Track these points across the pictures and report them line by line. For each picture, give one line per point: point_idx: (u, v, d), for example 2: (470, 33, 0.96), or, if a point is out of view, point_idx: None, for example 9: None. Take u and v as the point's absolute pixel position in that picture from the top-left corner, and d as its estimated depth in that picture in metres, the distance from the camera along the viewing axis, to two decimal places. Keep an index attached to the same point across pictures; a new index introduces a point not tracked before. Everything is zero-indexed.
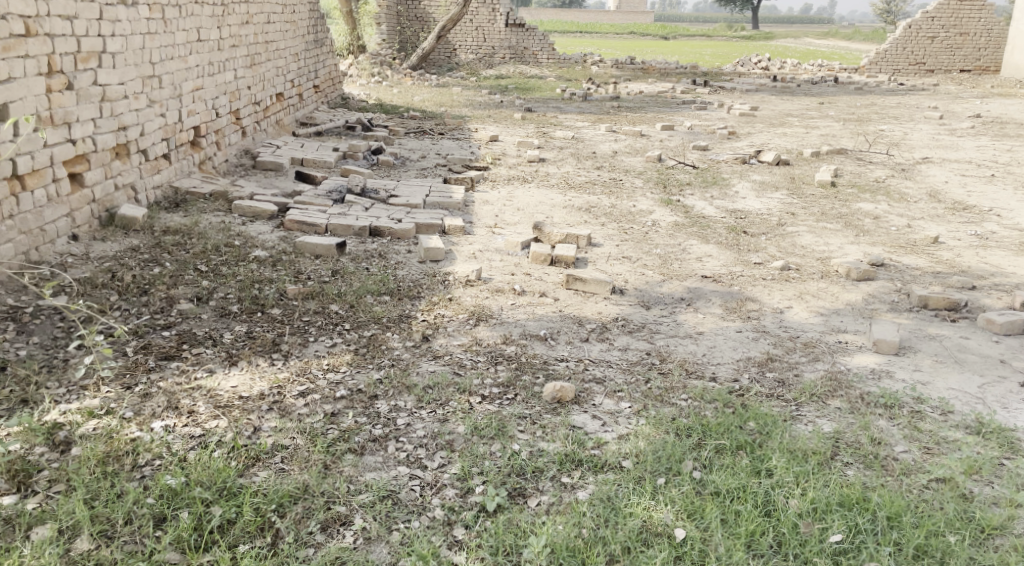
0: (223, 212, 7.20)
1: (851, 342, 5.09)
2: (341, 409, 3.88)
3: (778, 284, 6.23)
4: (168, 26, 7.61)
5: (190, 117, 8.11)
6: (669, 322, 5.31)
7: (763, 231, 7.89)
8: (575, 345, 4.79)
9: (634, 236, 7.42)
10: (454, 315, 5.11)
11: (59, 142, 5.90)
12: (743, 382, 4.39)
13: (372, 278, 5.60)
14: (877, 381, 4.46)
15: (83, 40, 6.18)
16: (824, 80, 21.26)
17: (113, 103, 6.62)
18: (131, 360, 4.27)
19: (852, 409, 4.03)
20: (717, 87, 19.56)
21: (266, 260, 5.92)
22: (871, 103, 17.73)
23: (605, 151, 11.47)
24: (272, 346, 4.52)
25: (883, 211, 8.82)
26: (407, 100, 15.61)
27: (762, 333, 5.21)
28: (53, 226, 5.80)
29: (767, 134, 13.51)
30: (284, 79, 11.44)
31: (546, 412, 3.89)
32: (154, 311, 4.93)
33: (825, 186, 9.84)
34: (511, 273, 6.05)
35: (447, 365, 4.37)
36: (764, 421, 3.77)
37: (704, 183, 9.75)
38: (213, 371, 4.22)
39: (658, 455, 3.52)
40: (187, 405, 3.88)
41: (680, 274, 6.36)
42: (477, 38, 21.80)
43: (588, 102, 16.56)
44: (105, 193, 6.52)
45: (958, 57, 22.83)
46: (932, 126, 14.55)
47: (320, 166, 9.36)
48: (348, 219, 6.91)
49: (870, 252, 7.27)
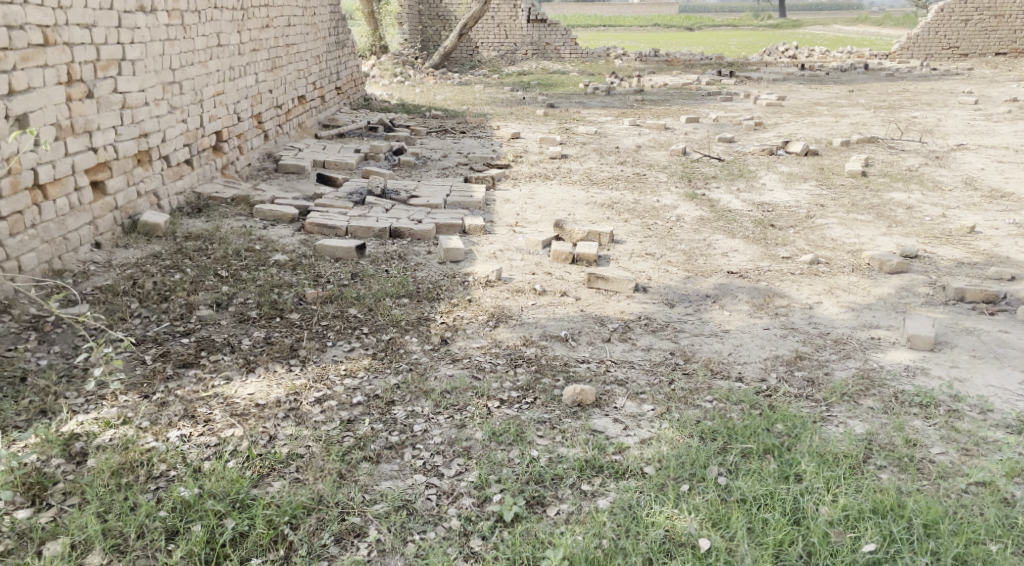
0: (244, 216, 7.18)
1: (884, 338, 4.93)
2: (358, 415, 3.80)
3: (807, 279, 6.07)
4: (188, 32, 7.60)
5: (211, 122, 8.10)
6: (694, 320, 5.18)
7: (791, 224, 7.71)
8: (596, 346, 4.68)
9: (658, 232, 7.28)
10: (474, 317, 5.02)
11: (80, 150, 5.90)
12: (771, 382, 4.25)
13: (391, 280, 5.53)
14: (912, 379, 4.31)
15: (102, 48, 6.18)
16: (854, 68, 20.86)
17: (134, 110, 6.62)
18: (150, 369, 4.19)
19: (885, 410, 3.89)
20: (743, 78, 19.28)
21: (286, 264, 5.87)
22: (903, 89, 17.34)
23: (629, 145, 11.33)
24: (290, 352, 4.44)
25: (916, 200, 8.59)
26: (430, 99, 15.58)
27: (790, 330, 5.06)
28: (76, 234, 5.79)
29: (795, 124, 13.27)
30: (306, 82, 11.44)
31: (566, 416, 3.79)
32: (173, 318, 4.88)
33: (856, 175, 9.61)
34: (531, 273, 5.95)
35: (465, 369, 4.28)
36: (793, 423, 3.63)
37: (730, 176, 9.57)
38: (231, 379, 4.14)
39: (682, 461, 3.40)
40: (203, 414, 3.80)
41: (705, 270, 6.22)
42: (499, 35, 21.74)
43: (611, 96, 16.39)
44: (127, 200, 6.52)
45: (993, 40, 22.25)
46: (966, 111, 14.19)
47: (342, 167, 9.32)
48: (368, 221, 6.85)
49: (903, 243, 7.07)
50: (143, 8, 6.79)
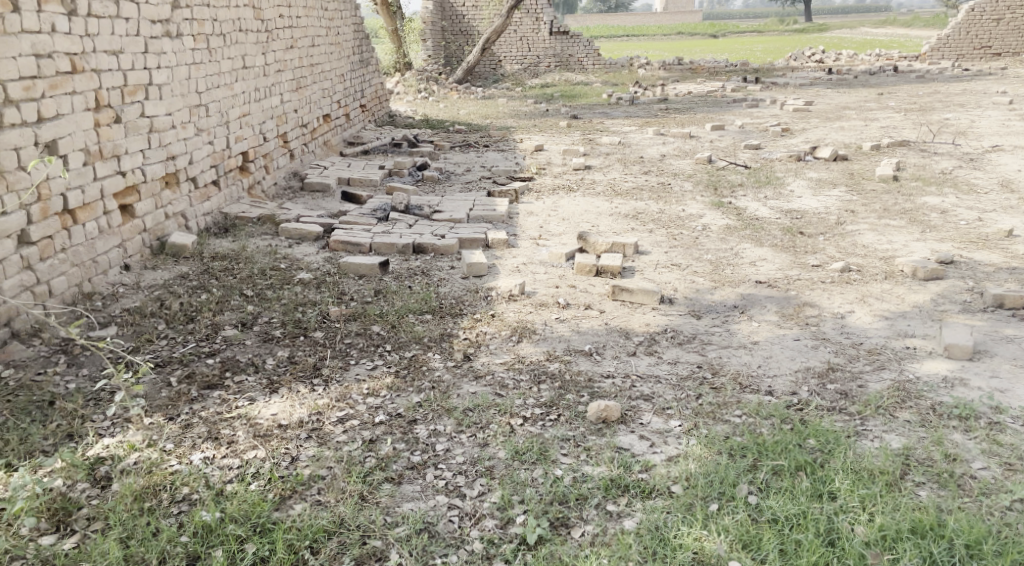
0: (269, 235, 7.20)
1: (920, 347, 4.79)
2: (380, 435, 3.73)
3: (839, 287, 5.94)
4: (213, 55, 7.66)
5: (237, 143, 8.15)
6: (722, 332, 5.07)
7: (820, 231, 7.57)
8: (622, 360, 4.60)
9: (684, 242, 7.18)
10: (497, 332, 4.96)
11: (108, 174, 5.95)
12: (802, 395, 4.14)
13: (414, 296, 5.49)
14: (950, 392, 4.20)
15: (129, 74, 6.23)
16: (882, 70, 20.57)
17: (160, 133, 6.67)
18: (175, 391, 4.15)
19: (922, 423, 3.77)
20: (769, 84, 19.09)
21: (309, 282, 5.86)
22: (934, 91, 17.04)
23: (654, 155, 11.23)
24: (314, 371, 4.40)
25: (950, 204, 8.40)
26: (453, 114, 15.62)
27: (821, 341, 4.93)
28: (105, 257, 5.83)
29: (823, 129, 13.08)
30: (331, 100, 11.50)
31: (591, 433, 3.70)
32: (199, 339, 4.87)
33: (887, 180, 9.43)
34: (555, 286, 5.89)
35: (489, 386, 4.21)
36: (826, 438, 3.52)
37: (757, 183, 9.44)
38: (254, 400, 4.09)
39: (711, 479, 3.30)
40: (227, 435, 3.76)
41: (732, 280, 6.11)
42: (522, 48, 21.80)
43: (635, 105, 16.31)
44: (155, 222, 6.56)
45: None
46: (1001, 112, 13.90)
47: (366, 184, 9.33)
48: (391, 237, 6.83)
49: (937, 249, 6.90)
50: (169, 33, 6.85)
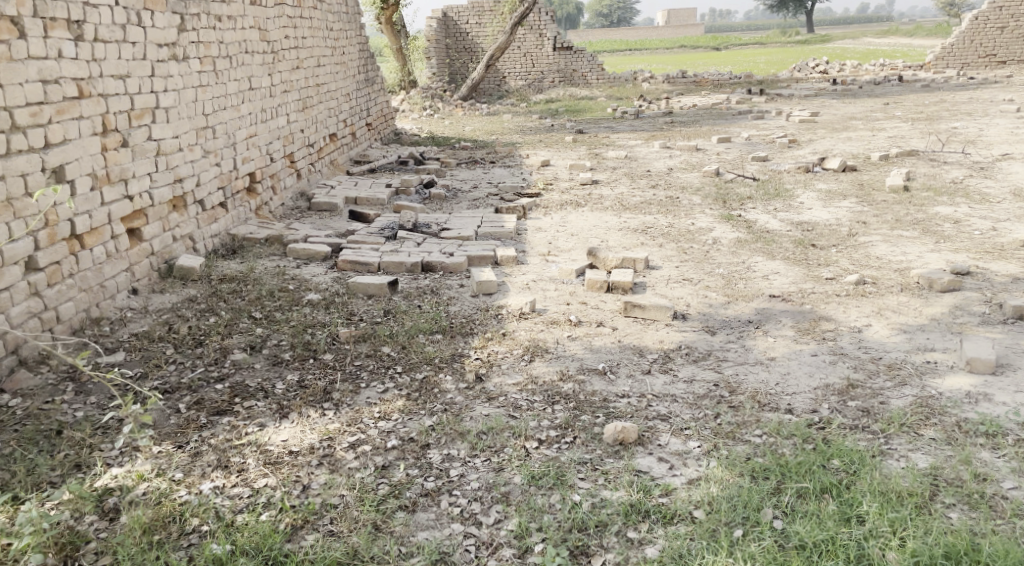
0: (277, 256, 7.16)
1: (941, 362, 4.70)
2: (392, 460, 3.65)
3: (854, 301, 5.85)
4: (220, 77, 7.65)
5: (244, 164, 8.13)
6: (737, 348, 4.98)
7: (833, 243, 7.49)
8: (636, 378, 4.51)
9: (695, 256, 7.10)
10: (509, 352, 4.88)
11: (116, 199, 5.92)
12: (824, 413, 4.04)
13: (424, 316, 5.42)
14: (975, 407, 4.11)
15: (136, 97, 6.21)
16: (887, 80, 20.52)
17: (168, 156, 6.65)
18: (184, 418, 4.07)
19: (948, 441, 3.68)
20: (774, 95, 19.05)
21: (318, 303, 5.80)
22: (940, 100, 16.97)
23: (661, 168, 11.17)
24: (324, 395, 4.32)
25: (963, 214, 8.32)
26: (458, 131, 15.61)
27: (839, 356, 4.84)
28: (113, 281, 5.78)
29: (830, 140, 13.01)
30: (337, 119, 11.49)
31: (608, 456, 3.62)
32: (208, 363, 4.80)
33: (897, 190, 9.34)
34: (566, 303, 5.81)
35: (502, 408, 4.12)
36: (850, 459, 3.43)
37: (766, 196, 9.36)
38: (265, 426, 4.01)
39: (735, 503, 3.21)
40: (237, 463, 3.68)
41: (746, 294, 6.02)
42: (526, 64, 21.86)
43: (640, 119, 16.28)
44: (163, 245, 6.52)
45: None
46: (1009, 120, 13.82)
47: (373, 203, 9.29)
48: (400, 256, 6.77)
49: (952, 260, 6.81)
50: (176, 56, 6.83)
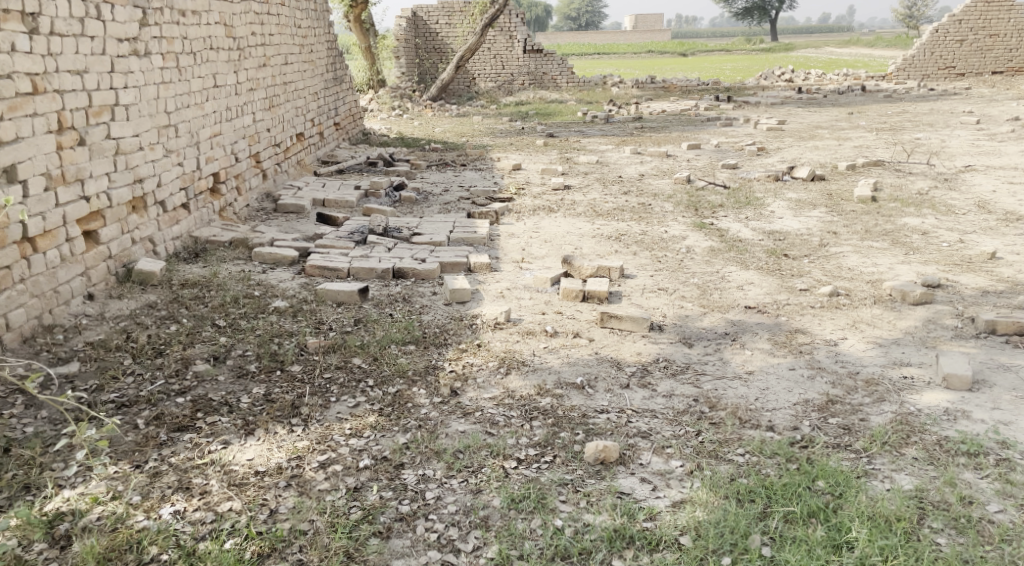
0: (242, 260, 6.96)
1: (917, 377, 4.67)
2: (364, 482, 3.50)
3: (829, 313, 5.83)
4: (183, 74, 7.43)
5: (208, 164, 7.90)
6: (715, 361, 4.92)
7: (805, 253, 7.48)
8: (615, 393, 4.42)
9: (669, 265, 7.05)
10: (484, 363, 4.76)
11: (72, 200, 5.69)
12: (805, 431, 3.99)
13: (397, 325, 5.28)
14: (953, 424, 4.08)
15: (94, 94, 5.98)
16: (851, 90, 20.77)
17: (128, 155, 6.42)
18: (142, 434, 3.88)
19: (930, 461, 3.64)
20: (741, 103, 19.18)
21: (285, 310, 5.63)
22: (902, 110, 17.23)
23: (632, 174, 11.13)
24: (292, 410, 4.15)
25: (930, 225, 8.38)
26: (428, 132, 15.46)
27: (817, 370, 4.79)
28: (67, 286, 5.55)
29: (797, 148, 13.10)
30: (304, 118, 11.27)
31: (589, 477, 3.52)
32: (168, 375, 4.61)
33: (865, 201, 9.40)
34: (541, 312, 5.71)
35: (478, 424, 4.00)
36: (836, 480, 3.37)
37: (737, 204, 9.36)
38: (229, 443, 3.83)
39: (721, 529, 3.13)
40: (199, 485, 3.49)
41: (721, 305, 5.97)
42: (496, 65, 21.76)
43: (610, 124, 16.26)
44: (121, 248, 6.29)
45: (989, 60, 22.33)
46: (969, 131, 14.05)
47: (342, 206, 9.11)
48: (370, 261, 6.61)
49: (923, 272, 6.83)
50: (137, 51, 6.59)
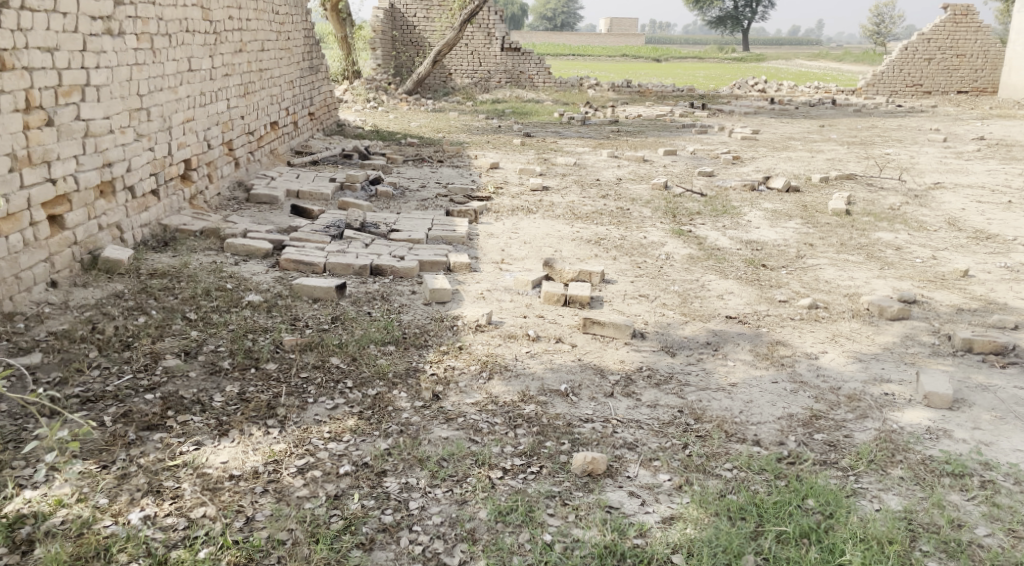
0: (214, 250, 6.78)
1: (898, 394, 4.62)
2: (345, 489, 3.38)
3: (809, 325, 5.80)
4: (157, 56, 7.21)
5: (179, 150, 7.68)
6: (698, 371, 4.86)
7: (783, 264, 7.48)
8: (599, 402, 4.34)
9: (649, 272, 6.99)
10: (466, 367, 4.66)
11: (37, 182, 5.49)
12: (791, 447, 3.95)
13: (376, 325, 5.16)
14: (937, 442, 4.06)
15: (64, 73, 5.77)
16: (822, 102, 20.99)
17: (97, 138, 6.20)
18: (109, 433, 3.71)
19: (917, 480, 3.62)
20: (715, 110, 19.27)
21: (260, 305, 5.48)
22: (872, 125, 17.45)
23: (609, 178, 11.09)
24: (268, 411, 4.01)
25: (904, 241, 8.43)
26: (404, 126, 15.29)
27: (800, 384, 4.74)
28: (30, 272, 5.34)
29: (771, 158, 13.16)
30: (279, 107, 11.05)
31: (577, 489, 3.45)
32: (137, 370, 4.44)
33: (840, 214, 9.45)
34: (522, 316, 5.62)
35: (461, 431, 3.91)
36: (827, 499, 3.36)
37: (714, 212, 9.34)
38: (202, 444, 3.68)
39: (714, 548, 3.09)
40: (170, 488, 3.34)
41: (702, 314, 5.93)
42: (473, 62, 21.61)
43: (586, 126, 16.23)
44: (87, 234, 6.07)
45: (956, 79, 22.71)
46: (938, 149, 14.24)
47: (317, 198, 8.93)
48: (347, 257, 6.48)
49: (898, 287, 6.84)
50: (110, 30, 6.37)
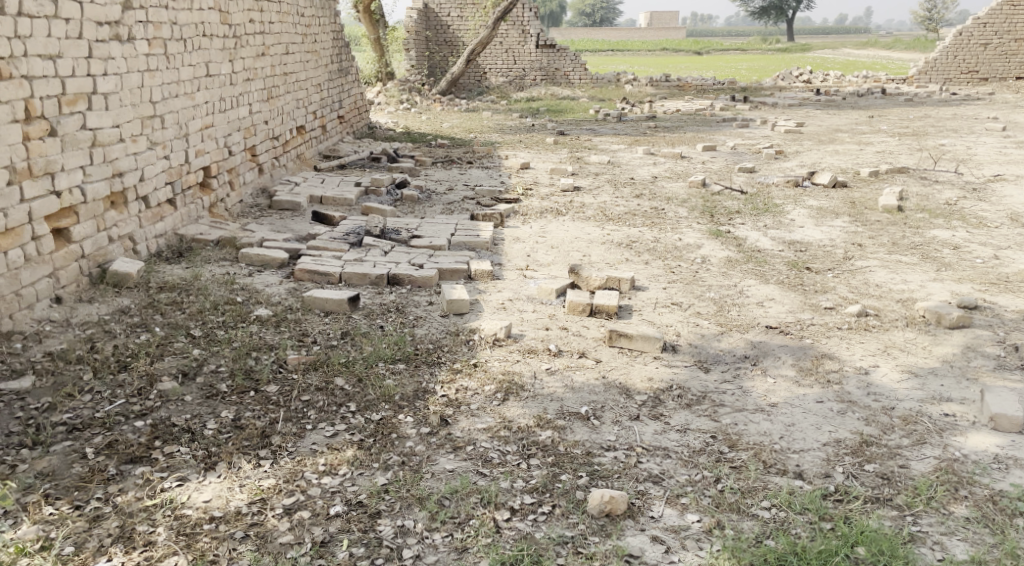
0: (229, 260, 6.54)
1: (961, 415, 4.14)
2: (333, 535, 3.11)
3: (858, 335, 5.32)
4: (171, 62, 6.99)
5: (198, 158, 7.46)
6: (734, 390, 4.43)
7: (828, 266, 6.98)
8: (624, 426, 3.96)
9: (683, 277, 6.56)
10: (480, 388, 4.31)
11: (40, 195, 5.28)
12: (838, 480, 3.53)
13: (387, 340, 4.83)
14: (1009, 472, 3.60)
15: (68, 81, 5.56)
16: (871, 93, 20.13)
17: (106, 148, 5.98)
18: (88, 468, 3.46)
19: (985, 522, 3.23)
20: (758, 103, 18.63)
21: (268, 319, 5.20)
22: (924, 115, 16.67)
23: (644, 176, 10.65)
24: (261, 440, 3.71)
25: (962, 239, 7.86)
26: (436, 127, 15.01)
27: (848, 404, 4.28)
28: (31, 288, 5.14)
29: (817, 152, 12.57)
30: (306, 110, 10.82)
31: (592, 534, 3.14)
32: (130, 394, 4.16)
33: (891, 211, 8.87)
34: (545, 328, 5.25)
35: (469, 462, 3.59)
36: (881, 548, 3.04)
37: (755, 211, 8.85)
38: (185, 481, 3.41)
39: None
40: (143, 534, 3.08)
41: (741, 323, 5.48)
42: (508, 60, 21.26)
43: (622, 123, 15.76)
44: (96, 246, 5.86)
45: (1014, 64, 21.64)
46: (996, 138, 13.49)
47: (340, 203, 8.67)
48: (364, 266, 6.18)
49: (958, 291, 6.31)
50: (118, 36, 6.14)
